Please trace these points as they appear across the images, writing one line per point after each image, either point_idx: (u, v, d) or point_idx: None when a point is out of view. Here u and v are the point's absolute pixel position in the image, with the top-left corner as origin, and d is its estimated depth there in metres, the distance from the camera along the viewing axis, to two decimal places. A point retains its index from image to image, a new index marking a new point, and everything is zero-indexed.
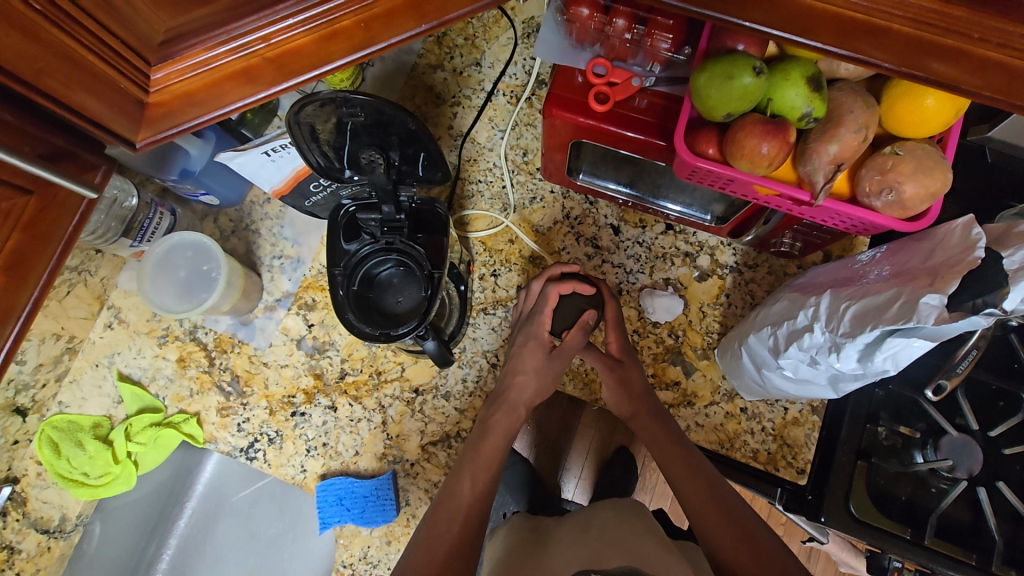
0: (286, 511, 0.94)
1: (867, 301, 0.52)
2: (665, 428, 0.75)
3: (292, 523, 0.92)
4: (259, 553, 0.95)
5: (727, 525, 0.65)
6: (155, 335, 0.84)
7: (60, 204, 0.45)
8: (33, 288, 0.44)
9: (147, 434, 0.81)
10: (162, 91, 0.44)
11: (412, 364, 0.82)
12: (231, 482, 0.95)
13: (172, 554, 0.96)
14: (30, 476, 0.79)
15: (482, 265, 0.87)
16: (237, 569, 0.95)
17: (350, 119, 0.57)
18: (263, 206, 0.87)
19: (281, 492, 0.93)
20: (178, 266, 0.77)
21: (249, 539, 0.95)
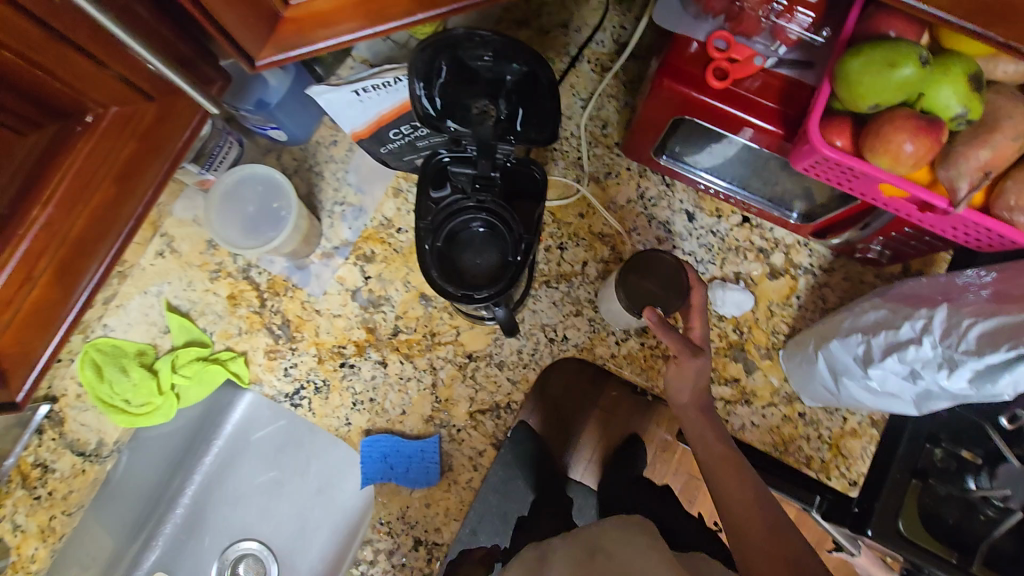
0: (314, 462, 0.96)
1: (1000, 319, 0.50)
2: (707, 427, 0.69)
3: (325, 466, 0.95)
4: (282, 495, 0.96)
5: (773, 537, 0.59)
6: (208, 269, 0.81)
7: (179, 111, 0.60)
8: (146, 188, 0.58)
9: (193, 368, 0.79)
10: (299, 8, 0.47)
11: (468, 329, 0.80)
12: (259, 425, 0.95)
13: (194, 491, 0.95)
14: (69, 397, 0.78)
15: (550, 236, 0.83)
16: (254, 511, 0.96)
17: (470, 57, 0.53)
18: (329, 148, 0.83)
19: (312, 436, 0.95)
20: (247, 200, 0.75)
21: (274, 480, 0.97)
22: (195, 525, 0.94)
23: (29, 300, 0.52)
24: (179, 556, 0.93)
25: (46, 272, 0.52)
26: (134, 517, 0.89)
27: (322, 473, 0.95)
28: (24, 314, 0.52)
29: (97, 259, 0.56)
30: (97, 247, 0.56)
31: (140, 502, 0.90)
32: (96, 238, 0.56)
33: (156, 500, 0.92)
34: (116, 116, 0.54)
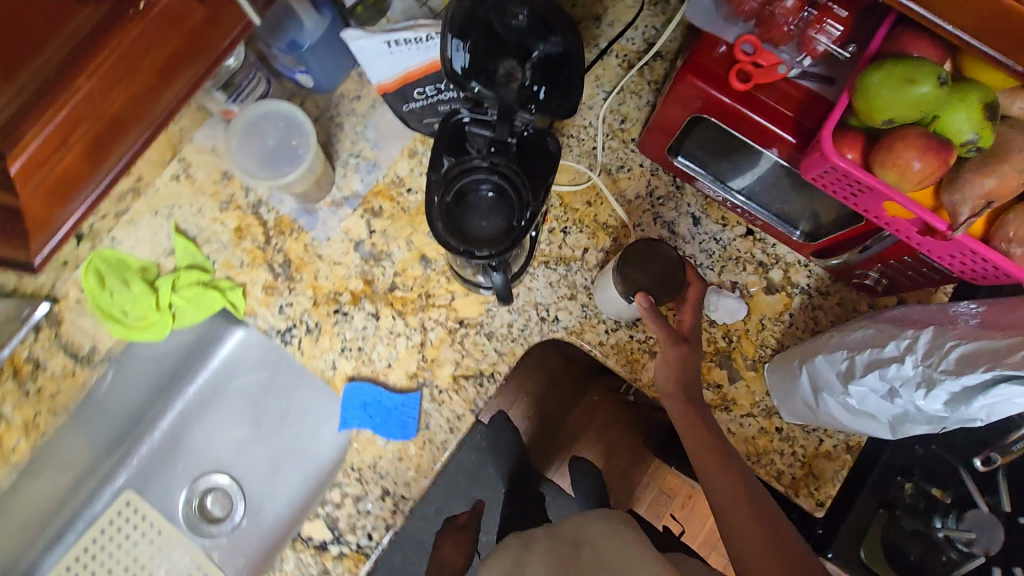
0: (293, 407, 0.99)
1: (981, 343, 0.51)
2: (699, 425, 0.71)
3: (302, 411, 0.98)
4: (258, 435, 1.01)
5: (766, 537, 0.63)
6: (219, 199, 0.83)
7: (226, 16, 0.54)
8: (177, 91, 0.54)
9: (192, 290, 0.81)
10: None
11: (463, 296, 0.82)
12: (245, 364, 1.00)
13: (173, 418, 1.02)
14: (70, 301, 0.81)
15: (555, 219, 0.85)
16: (229, 443, 1.02)
17: (506, 17, 0.59)
18: (351, 102, 0.86)
19: (291, 382, 0.98)
20: (268, 134, 0.76)
21: (251, 420, 1.01)
22: (173, 449, 1.03)
23: (57, 167, 0.49)
24: (157, 476, 1.02)
25: (76, 147, 0.49)
26: (119, 431, 0.99)
27: (298, 419, 0.98)
28: (49, 181, 0.50)
29: (120, 152, 0.53)
30: (130, 130, 0.53)
31: (122, 416, 0.97)
32: (122, 130, 0.52)
33: (140, 420, 1.01)
34: (167, 9, 0.48)
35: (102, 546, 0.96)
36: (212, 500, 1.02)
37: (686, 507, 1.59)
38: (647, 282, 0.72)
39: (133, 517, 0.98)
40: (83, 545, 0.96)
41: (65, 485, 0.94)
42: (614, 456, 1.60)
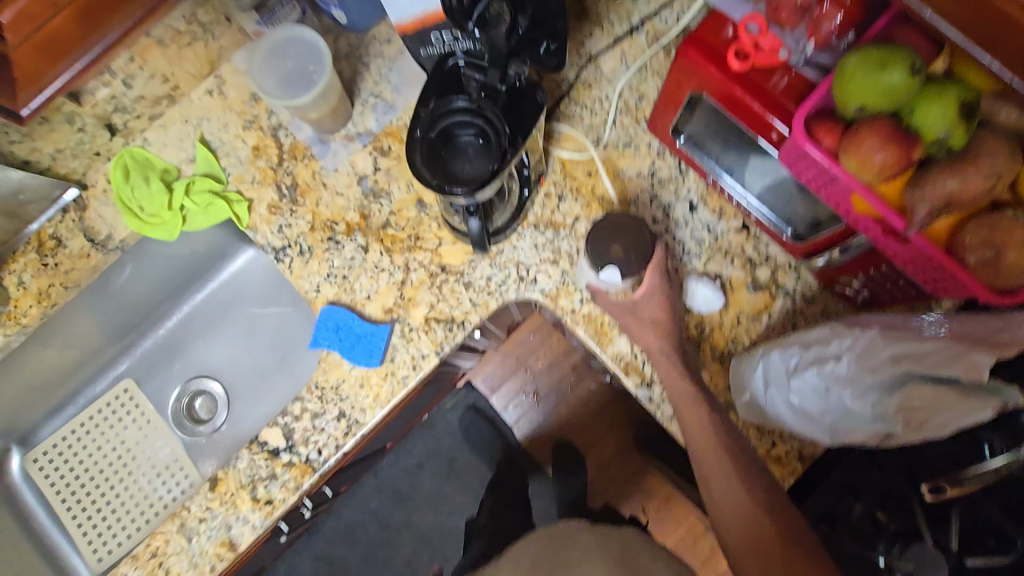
0: (287, 328, 1.06)
1: (908, 345, 0.58)
2: (696, 424, 0.73)
3: (293, 333, 1.05)
4: (251, 349, 1.08)
5: (769, 538, 0.67)
6: (244, 118, 0.88)
7: None
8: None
9: (203, 197, 0.87)
10: None
11: (450, 244, 0.85)
12: (252, 282, 1.07)
13: (179, 319, 1.10)
14: (97, 190, 0.88)
15: (552, 184, 0.85)
16: (224, 351, 1.10)
17: None
18: (381, 45, 0.89)
19: (284, 305, 1.06)
20: (288, 57, 0.82)
21: (247, 334, 1.08)
22: (174, 348, 1.10)
23: (49, 24, 0.58)
24: (156, 369, 1.10)
25: (65, 11, 0.58)
26: (127, 322, 1.07)
27: (288, 340, 1.05)
28: (39, 37, 0.59)
29: (109, 25, 0.63)
30: (121, 13, 0.63)
31: (130, 309, 1.05)
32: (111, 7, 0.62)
33: (148, 315, 1.08)
34: None
35: (98, 423, 1.06)
36: (201, 402, 1.10)
37: (661, 509, 1.58)
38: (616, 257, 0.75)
39: (130, 404, 1.08)
40: (82, 418, 1.06)
41: (71, 361, 1.03)
42: (598, 445, 1.61)
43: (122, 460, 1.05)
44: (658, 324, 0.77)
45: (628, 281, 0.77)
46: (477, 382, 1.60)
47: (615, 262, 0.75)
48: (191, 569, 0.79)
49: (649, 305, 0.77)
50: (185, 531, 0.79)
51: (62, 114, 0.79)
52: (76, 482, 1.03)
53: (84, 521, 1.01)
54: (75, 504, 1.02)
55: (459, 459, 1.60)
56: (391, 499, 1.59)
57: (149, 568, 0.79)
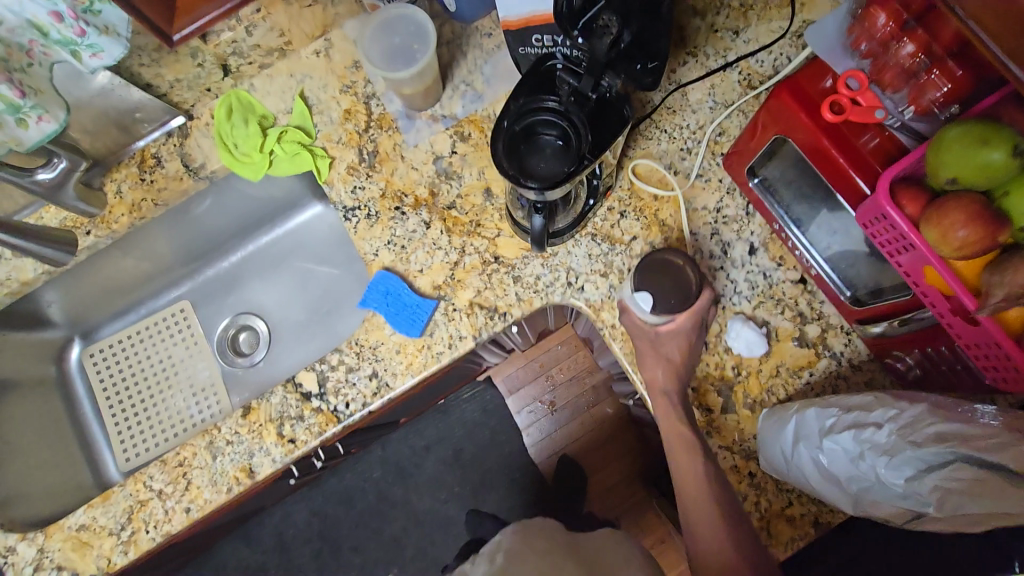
0: (338, 286, 1.12)
1: (952, 427, 0.56)
2: (698, 467, 0.75)
3: (341, 292, 1.11)
4: (300, 301, 1.14)
5: None
6: (343, 82, 0.94)
7: None
8: None
9: (291, 146, 0.93)
10: None
11: (507, 236, 0.87)
12: (315, 235, 1.14)
13: (242, 255, 1.17)
14: (201, 122, 0.97)
15: (617, 199, 0.87)
16: (275, 294, 1.16)
17: None
18: (483, 37, 0.93)
19: (339, 266, 1.12)
20: (396, 33, 0.86)
21: (300, 285, 1.14)
22: (233, 282, 1.18)
23: None
24: (211, 298, 1.18)
25: None
26: (195, 250, 1.14)
27: (336, 297, 1.11)
28: None
29: None
30: None
31: (201, 237, 1.11)
32: None
33: (215, 249, 1.16)
34: None
35: (153, 334, 1.15)
36: (245, 336, 1.16)
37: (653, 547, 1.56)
38: (652, 292, 0.78)
39: (182, 324, 1.16)
40: (140, 327, 1.15)
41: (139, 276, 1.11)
42: (604, 469, 1.61)
43: (164, 374, 1.13)
44: (670, 364, 0.79)
45: (657, 316, 0.77)
46: (497, 383, 1.62)
47: (647, 291, 0.77)
48: (210, 485, 0.83)
49: (670, 344, 0.79)
50: (212, 448, 0.84)
51: (189, 49, 0.86)
52: (123, 384, 1.12)
53: (121, 420, 1.09)
54: (117, 403, 1.11)
55: (467, 449, 1.62)
56: (395, 472, 1.63)
57: (173, 475, 0.84)
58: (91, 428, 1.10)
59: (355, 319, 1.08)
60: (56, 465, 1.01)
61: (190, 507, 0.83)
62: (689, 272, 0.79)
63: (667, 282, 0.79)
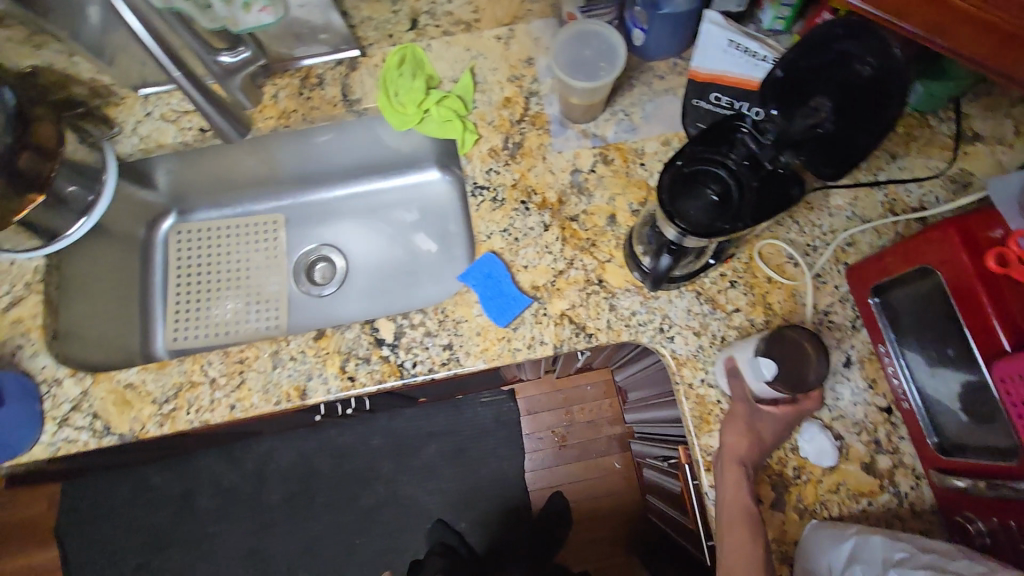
0: (427, 252, 1.14)
1: None
2: (748, 558, 0.71)
3: (429, 261, 1.13)
4: (386, 255, 1.16)
5: None
6: (512, 73, 1.01)
7: None
8: None
9: (445, 111, 0.97)
10: None
11: (617, 265, 0.88)
12: (423, 198, 1.17)
13: (347, 192, 1.20)
14: (371, 60, 1.02)
15: (732, 269, 0.87)
16: (364, 238, 1.19)
17: (853, 67, 0.65)
18: (654, 77, 1.00)
19: (436, 235, 1.15)
20: (588, 47, 0.89)
21: (392, 242, 1.17)
22: (329, 213, 1.21)
23: None
24: (305, 221, 1.21)
25: None
26: (310, 171, 1.17)
27: (423, 262, 1.14)
28: None
29: None
30: None
31: (318, 162, 1.14)
32: None
33: (326, 176, 1.18)
34: None
35: (241, 233, 1.18)
36: (322, 267, 1.19)
37: None
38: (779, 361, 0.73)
39: (270, 234, 1.19)
40: (231, 223, 1.18)
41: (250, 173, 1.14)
42: None
43: (237, 274, 1.16)
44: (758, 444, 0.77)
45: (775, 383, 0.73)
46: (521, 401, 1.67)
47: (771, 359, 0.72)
48: (261, 391, 0.84)
49: (766, 424, 0.77)
50: (275, 358, 0.85)
51: None
52: (197, 268, 1.15)
53: (184, 301, 1.13)
54: (186, 285, 1.14)
55: None
56: None
57: (230, 369, 0.85)
58: (153, 297, 1.12)
59: (436, 289, 1.10)
60: (115, 319, 1.04)
61: (235, 405, 0.84)
62: (822, 359, 0.71)
63: (795, 357, 0.73)
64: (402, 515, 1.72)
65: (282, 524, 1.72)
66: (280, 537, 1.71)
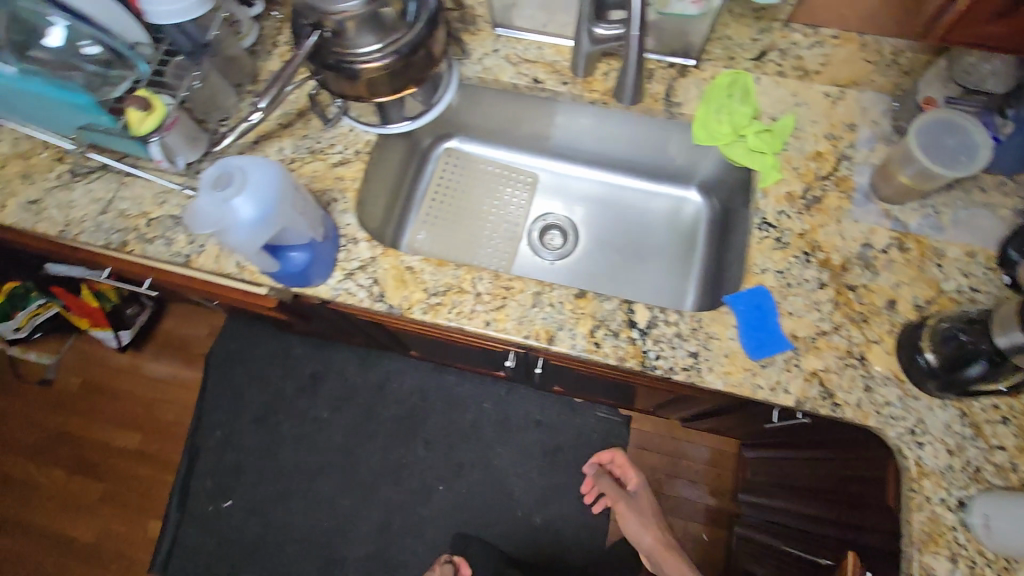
0: (652, 257, 1.25)
1: None
2: None
3: (651, 262, 1.24)
4: (617, 241, 1.28)
5: None
6: (830, 130, 1.03)
7: None
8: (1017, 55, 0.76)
9: (760, 142, 1.02)
10: None
11: (883, 349, 0.87)
12: (665, 209, 1.29)
13: (601, 179, 1.34)
14: (701, 75, 1.09)
15: (1006, 404, 0.84)
16: (599, 222, 1.31)
17: None
18: (975, 187, 0.97)
19: (664, 244, 1.26)
20: (949, 138, 0.87)
21: (626, 232, 1.28)
22: (576, 191, 1.34)
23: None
24: (551, 188, 1.34)
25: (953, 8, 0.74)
26: (574, 147, 1.31)
27: (645, 263, 1.24)
28: None
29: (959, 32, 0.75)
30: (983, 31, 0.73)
31: (595, 145, 1.29)
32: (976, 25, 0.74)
33: (585, 157, 1.33)
34: None
35: (500, 177, 1.35)
36: (555, 233, 1.31)
37: None
38: None
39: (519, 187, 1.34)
40: (495, 166, 1.36)
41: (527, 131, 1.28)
42: None
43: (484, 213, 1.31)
44: None
45: None
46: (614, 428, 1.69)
47: None
48: (516, 320, 0.91)
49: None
50: (536, 298, 0.93)
51: None
52: (454, 190, 1.32)
53: (436, 212, 1.29)
54: (439, 208, 1.31)
55: None
56: None
57: (496, 292, 0.93)
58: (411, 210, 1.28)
59: (650, 292, 1.22)
60: (388, 204, 1.22)
61: (490, 322, 0.92)
62: None
63: None
64: (488, 482, 1.76)
65: (385, 439, 1.80)
66: (378, 450, 1.80)
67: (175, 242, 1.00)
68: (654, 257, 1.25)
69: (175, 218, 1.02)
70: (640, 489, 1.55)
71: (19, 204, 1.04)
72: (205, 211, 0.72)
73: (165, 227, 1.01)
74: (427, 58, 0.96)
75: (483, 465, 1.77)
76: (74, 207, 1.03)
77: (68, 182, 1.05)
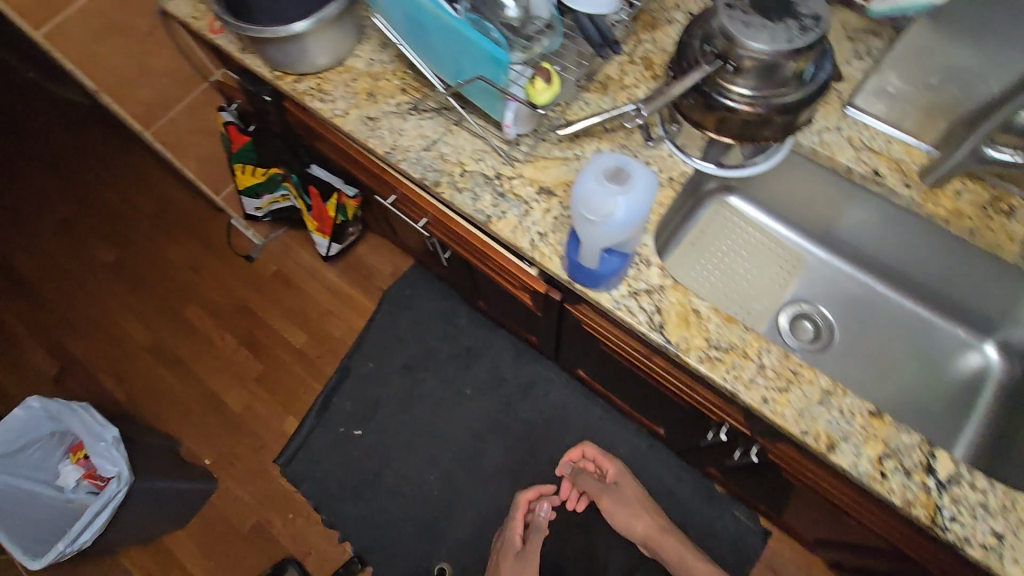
0: (914, 386, 1.13)
1: None
2: None
3: (913, 392, 1.12)
4: (877, 356, 1.16)
5: None
6: None
7: None
8: None
9: None
10: None
11: None
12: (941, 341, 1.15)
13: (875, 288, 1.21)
14: None
15: None
16: (860, 332, 1.19)
17: None
18: None
19: (932, 377, 1.13)
20: None
21: (889, 350, 1.16)
22: (842, 290, 1.22)
23: None
24: (821, 278, 1.23)
25: None
26: (862, 246, 1.20)
27: (904, 390, 1.12)
28: None
29: None
30: None
31: (891, 254, 1.16)
32: None
33: (869, 260, 1.21)
34: None
35: (763, 246, 1.24)
36: (808, 322, 1.20)
37: None
38: None
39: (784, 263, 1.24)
40: (762, 233, 1.25)
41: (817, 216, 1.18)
42: None
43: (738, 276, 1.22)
44: None
45: None
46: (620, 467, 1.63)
47: None
48: (798, 412, 0.85)
49: None
50: (824, 397, 0.85)
51: None
52: (715, 243, 1.23)
53: (691, 259, 1.20)
54: (694, 254, 1.22)
55: None
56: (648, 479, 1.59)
57: (783, 374, 0.87)
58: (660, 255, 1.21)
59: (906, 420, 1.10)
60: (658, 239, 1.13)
61: (767, 401, 0.86)
62: None
63: None
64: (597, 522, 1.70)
65: (512, 438, 1.81)
66: (503, 445, 1.81)
67: (481, 200, 1.05)
68: (917, 387, 1.12)
69: (486, 178, 1.06)
70: (619, 477, 1.55)
71: (360, 116, 1.14)
72: (591, 197, 0.73)
73: (475, 183, 1.06)
74: (798, 124, 0.92)
75: (595, 508, 1.71)
76: (403, 136, 1.12)
77: (404, 112, 1.14)
